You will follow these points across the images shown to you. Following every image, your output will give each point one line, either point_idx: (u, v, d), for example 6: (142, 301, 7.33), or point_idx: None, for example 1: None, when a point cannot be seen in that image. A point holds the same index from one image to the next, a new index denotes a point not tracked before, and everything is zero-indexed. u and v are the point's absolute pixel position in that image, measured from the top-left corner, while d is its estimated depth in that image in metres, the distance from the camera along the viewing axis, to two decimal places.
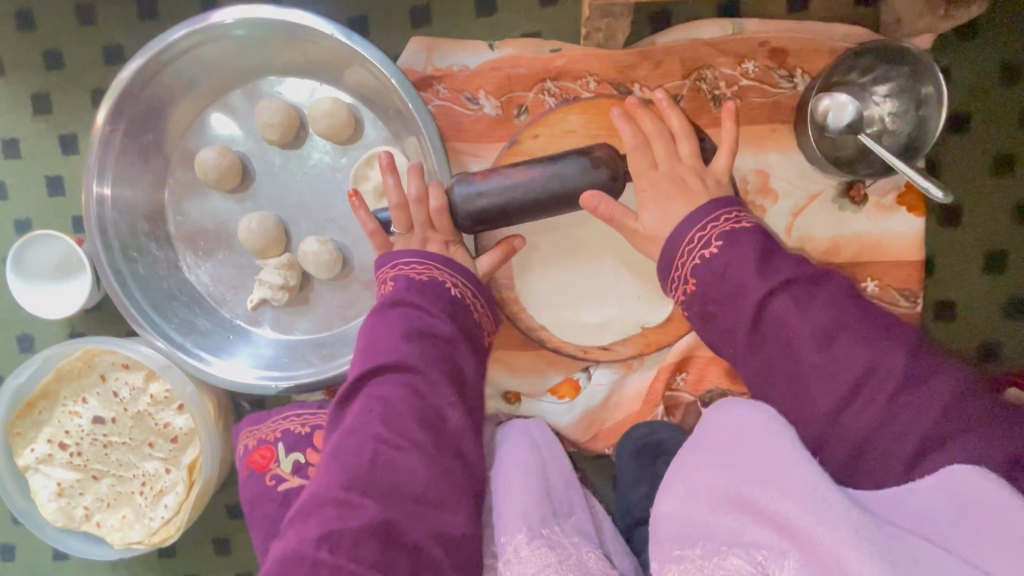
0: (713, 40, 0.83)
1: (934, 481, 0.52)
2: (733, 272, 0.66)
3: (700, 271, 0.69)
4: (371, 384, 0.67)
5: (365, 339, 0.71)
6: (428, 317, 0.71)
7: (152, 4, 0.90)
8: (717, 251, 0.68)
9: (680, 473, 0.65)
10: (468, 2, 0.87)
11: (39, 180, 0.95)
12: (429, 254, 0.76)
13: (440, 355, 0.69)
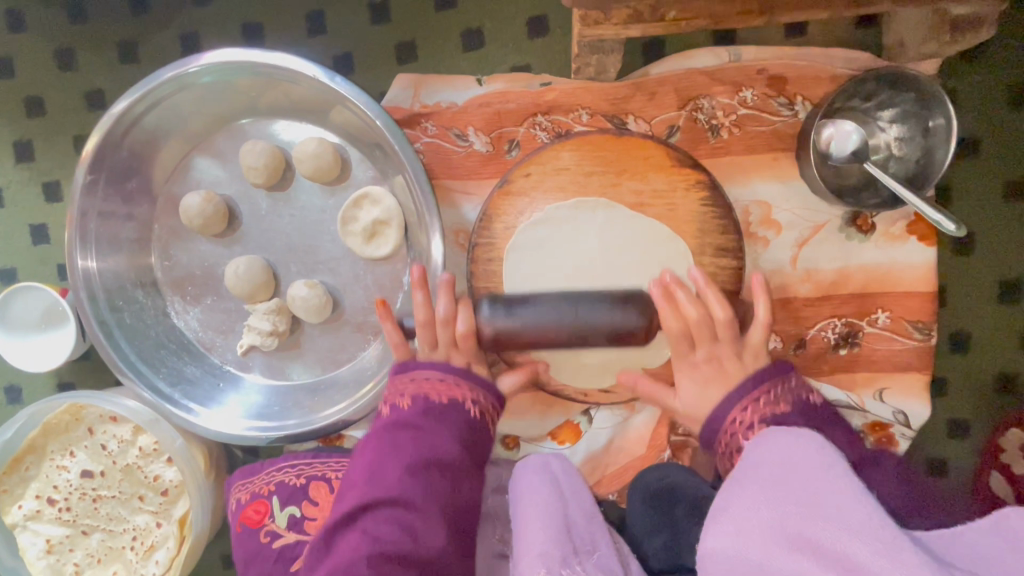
0: (708, 69, 0.80)
1: (1019, 524, 0.46)
2: (763, 405, 0.63)
3: (729, 406, 0.65)
4: (365, 517, 0.59)
5: (373, 454, 0.64)
6: (436, 445, 0.64)
7: (133, 47, 0.88)
8: (743, 385, 0.65)
9: (722, 508, 0.53)
10: (454, 37, 0.85)
11: (23, 229, 0.93)
12: (451, 367, 0.69)
13: (448, 488, 0.62)
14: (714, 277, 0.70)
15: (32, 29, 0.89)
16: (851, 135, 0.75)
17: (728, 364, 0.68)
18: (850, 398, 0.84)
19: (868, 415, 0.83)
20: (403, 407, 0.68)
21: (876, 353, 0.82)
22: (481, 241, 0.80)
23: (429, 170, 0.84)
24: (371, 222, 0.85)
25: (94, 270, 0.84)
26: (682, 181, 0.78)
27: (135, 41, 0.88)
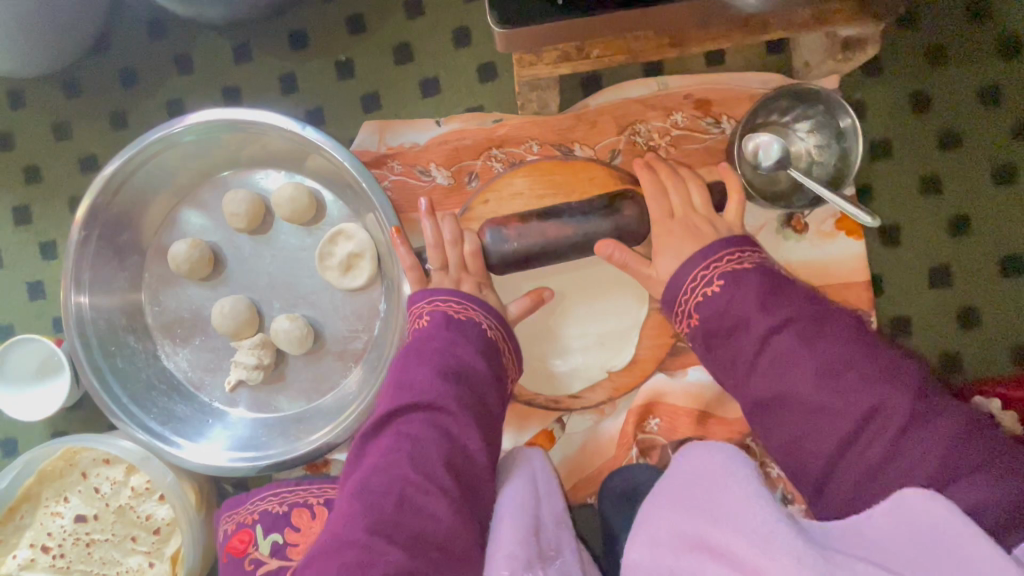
0: (641, 98, 0.89)
1: (889, 508, 0.52)
2: (713, 323, 0.67)
3: (703, 308, 0.69)
4: (398, 420, 0.65)
5: (400, 363, 0.71)
6: (462, 355, 0.70)
7: (124, 114, 0.97)
8: (721, 288, 0.68)
9: (645, 522, 0.65)
10: (414, 86, 0.94)
11: (22, 287, 0.99)
12: (462, 295, 0.78)
13: (474, 404, 0.67)
14: (701, 238, 0.75)
15: (30, 105, 0.98)
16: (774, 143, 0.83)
17: (710, 275, 0.70)
18: None
19: None
20: (426, 329, 0.74)
21: None
22: None
23: (398, 205, 0.92)
24: (346, 255, 0.92)
25: (86, 306, 0.90)
26: (626, 197, 0.86)
27: (125, 109, 0.97)
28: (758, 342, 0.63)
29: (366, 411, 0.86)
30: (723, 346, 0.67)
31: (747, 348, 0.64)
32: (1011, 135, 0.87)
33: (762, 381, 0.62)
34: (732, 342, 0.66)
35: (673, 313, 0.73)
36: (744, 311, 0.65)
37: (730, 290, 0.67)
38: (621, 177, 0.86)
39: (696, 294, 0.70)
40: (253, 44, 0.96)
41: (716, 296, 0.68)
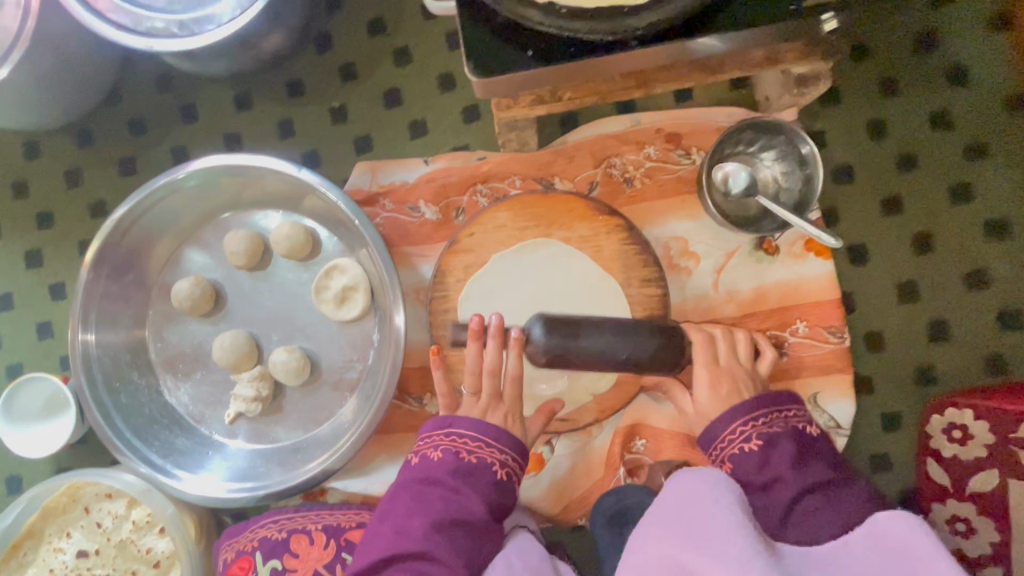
0: (615, 133, 0.95)
1: (866, 533, 0.65)
2: (744, 469, 0.74)
3: (735, 461, 0.76)
4: (390, 568, 0.70)
5: (406, 504, 0.74)
6: (462, 503, 0.73)
7: (131, 162, 1.03)
8: (756, 448, 0.74)
9: (641, 536, 0.69)
10: (403, 128, 1.01)
11: (31, 327, 1.03)
12: (481, 428, 0.79)
13: (468, 546, 0.72)
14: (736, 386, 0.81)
15: (43, 156, 1.04)
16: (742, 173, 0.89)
17: (756, 428, 0.76)
18: None
19: None
20: (438, 462, 0.77)
21: (800, 359, 0.92)
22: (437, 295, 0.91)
23: (389, 239, 0.97)
24: (341, 288, 0.97)
25: (93, 343, 0.93)
26: (603, 225, 0.91)
27: (133, 157, 1.03)
28: (775, 477, 0.72)
29: (361, 438, 0.89)
30: (755, 493, 0.73)
31: (761, 481, 0.73)
32: (965, 157, 0.93)
33: (769, 506, 0.71)
34: (750, 469, 0.74)
35: (707, 448, 0.79)
36: (768, 443, 0.75)
37: (756, 429, 0.76)
38: (598, 208, 0.91)
39: (733, 419, 0.77)
40: (252, 94, 1.02)
41: (742, 458, 0.75)
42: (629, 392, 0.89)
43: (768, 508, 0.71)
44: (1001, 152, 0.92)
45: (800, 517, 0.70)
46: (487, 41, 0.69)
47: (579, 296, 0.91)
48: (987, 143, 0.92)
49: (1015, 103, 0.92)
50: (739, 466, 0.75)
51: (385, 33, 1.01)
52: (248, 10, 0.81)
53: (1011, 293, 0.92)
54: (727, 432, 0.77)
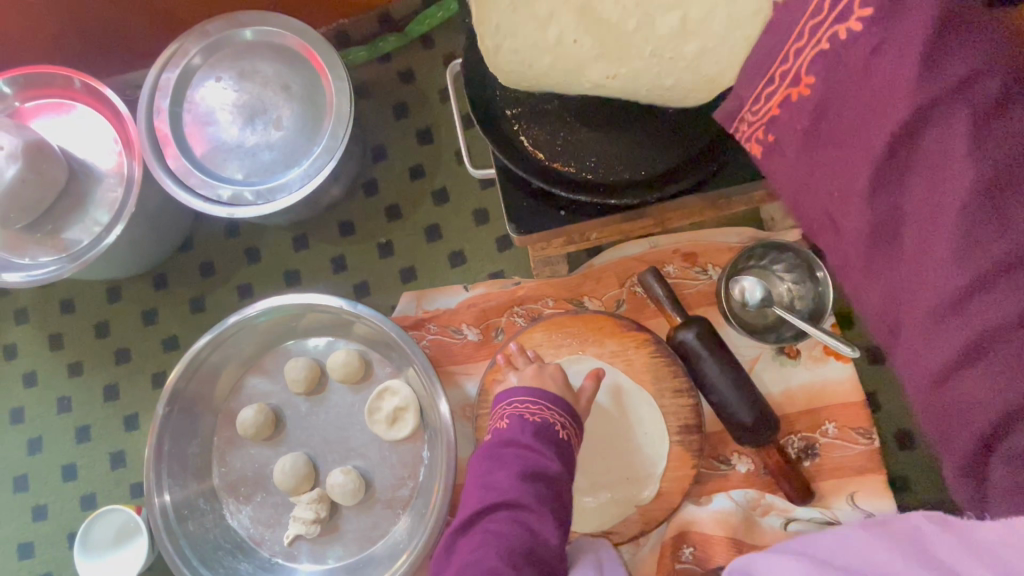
0: (636, 255, 1.05)
1: None
2: (834, 99, 0.41)
3: (819, 69, 0.42)
4: (485, 518, 0.75)
5: (484, 466, 0.81)
6: (538, 458, 0.79)
7: (202, 299, 1.15)
8: (852, 37, 0.39)
9: None
10: (443, 258, 1.12)
11: (105, 457, 1.11)
12: (540, 394, 0.87)
13: (550, 493, 0.77)
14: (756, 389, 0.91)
15: (123, 298, 1.17)
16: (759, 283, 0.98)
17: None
18: (825, 513, 0.93)
19: (845, 524, 0.93)
20: (507, 427, 0.84)
21: (833, 460, 0.96)
22: (482, 413, 0.98)
23: (435, 360, 1.06)
24: (393, 409, 1.04)
25: (169, 504, 0.99)
26: (633, 341, 0.98)
27: (202, 295, 1.15)
28: (989, 302, 0.35)
29: (417, 559, 0.93)
30: (881, 258, 0.41)
31: (944, 236, 0.37)
32: None
33: (903, 269, 0.39)
34: (945, 245, 0.36)
35: (733, 126, 0.50)
36: (968, 129, 0.36)
37: (936, 126, 0.37)
38: (626, 324, 0.99)
39: (889, 50, 0.38)
40: (309, 235, 1.15)
41: (874, 30, 0.38)
42: (671, 501, 0.92)
43: (903, 278, 0.39)
44: None
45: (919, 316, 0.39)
46: (526, 204, 0.81)
47: (613, 407, 0.97)
48: None
49: None
50: (864, 183, 0.40)
51: (425, 177, 1.15)
52: (316, 178, 0.94)
53: None
54: (835, 132, 0.42)
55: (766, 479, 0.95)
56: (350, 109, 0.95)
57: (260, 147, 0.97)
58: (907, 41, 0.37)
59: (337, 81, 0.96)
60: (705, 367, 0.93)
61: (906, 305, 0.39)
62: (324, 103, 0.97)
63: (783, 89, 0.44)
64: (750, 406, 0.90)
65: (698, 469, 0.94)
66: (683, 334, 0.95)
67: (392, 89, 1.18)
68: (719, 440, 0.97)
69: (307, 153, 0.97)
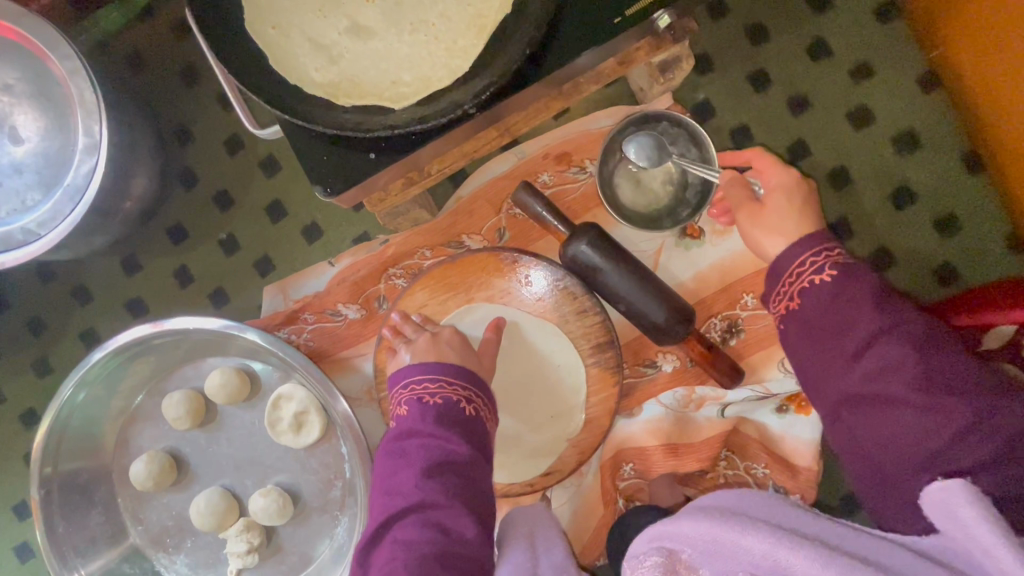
0: (504, 172, 0.92)
1: (939, 498, 0.53)
2: (817, 318, 0.62)
3: (806, 296, 0.62)
4: (392, 528, 0.66)
5: (387, 467, 0.72)
6: (443, 447, 0.71)
7: (45, 360, 0.99)
8: (833, 280, 0.61)
9: (682, 537, 0.61)
10: (297, 237, 0.97)
11: (9, 553, 1.00)
12: (439, 370, 0.77)
13: (462, 482, 0.69)
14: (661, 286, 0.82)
15: None
16: (648, 143, 0.82)
17: (810, 257, 0.63)
18: (756, 389, 0.88)
19: (779, 394, 0.88)
20: (407, 417, 0.75)
21: (758, 333, 0.89)
22: (384, 394, 0.89)
23: (322, 350, 0.94)
24: (293, 416, 0.94)
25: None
26: (522, 272, 0.88)
27: (45, 356, 0.99)
28: (897, 399, 0.57)
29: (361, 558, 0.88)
30: (856, 398, 0.60)
31: (905, 408, 0.57)
32: (853, 79, 1.00)
33: (875, 428, 0.59)
34: (878, 374, 0.58)
35: (770, 291, 0.66)
36: (891, 342, 0.58)
37: (898, 342, 0.58)
38: (509, 256, 0.87)
39: (856, 284, 0.60)
40: (138, 253, 0.98)
41: (841, 278, 0.61)
42: (603, 425, 0.86)
43: (880, 432, 0.58)
44: (885, 67, 1.00)
45: (867, 416, 0.59)
46: (325, 157, 0.64)
47: (519, 346, 0.89)
48: (869, 61, 1.00)
49: (885, 12, 1.00)
50: (846, 372, 0.60)
51: (246, 148, 0.96)
52: (86, 191, 0.75)
53: (939, 203, 1.00)
54: (814, 340, 0.62)
55: (695, 372, 0.89)
56: (94, 94, 0.74)
57: (7, 170, 0.77)
58: (866, 290, 0.60)
59: (65, 61, 0.74)
60: (606, 279, 0.82)
61: (882, 454, 0.59)
62: (64, 96, 0.77)
63: (779, 297, 0.64)
64: (662, 304, 0.81)
65: (622, 384, 0.88)
66: (570, 247, 0.82)
67: (169, 50, 0.96)
68: (639, 347, 0.90)
69: (68, 162, 0.77)
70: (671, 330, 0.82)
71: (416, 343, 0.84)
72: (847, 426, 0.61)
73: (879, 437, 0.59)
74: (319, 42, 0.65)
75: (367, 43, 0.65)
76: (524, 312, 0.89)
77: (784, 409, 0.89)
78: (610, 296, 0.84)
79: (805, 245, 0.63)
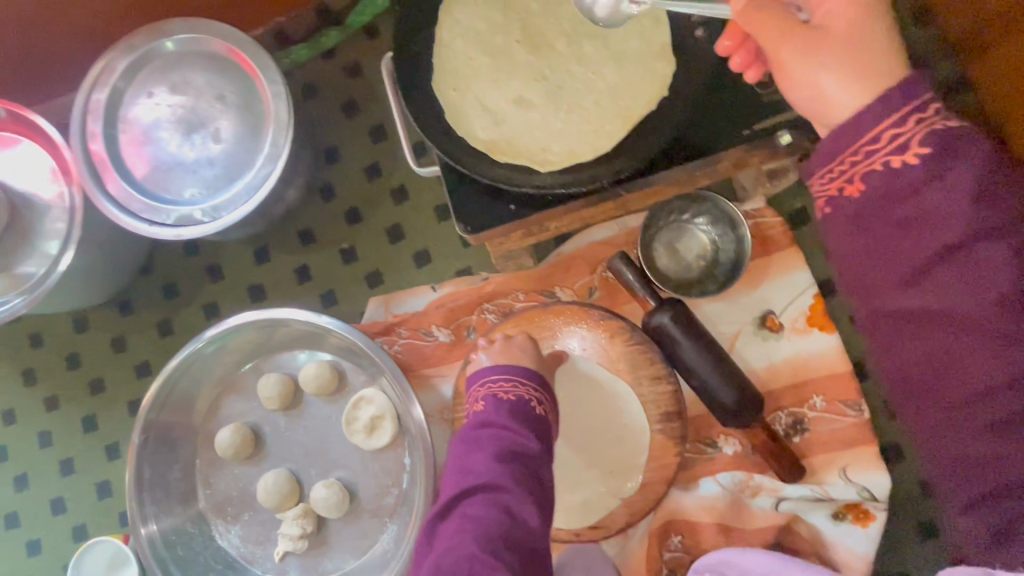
0: (605, 238, 1.00)
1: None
2: (883, 216, 0.46)
3: (876, 181, 0.46)
4: (463, 503, 0.71)
5: (462, 449, 0.77)
6: (515, 438, 0.76)
7: (169, 322, 1.13)
8: (919, 167, 0.44)
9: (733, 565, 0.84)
10: (408, 259, 1.09)
11: (91, 488, 1.11)
12: (514, 373, 0.84)
13: (528, 474, 0.74)
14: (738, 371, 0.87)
15: (91, 327, 1.14)
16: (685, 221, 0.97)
17: (899, 129, 0.45)
18: (815, 490, 0.91)
19: (838, 499, 0.90)
20: (482, 410, 0.81)
21: (822, 435, 0.92)
22: (458, 415, 0.96)
23: (408, 365, 1.03)
24: (370, 419, 1.02)
25: (155, 533, 0.99)
26: (607, 330, 0.94)
27: (169, 319, 1.13)
28: (971, 348, 0.45)
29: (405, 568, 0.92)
30: (906, 334, 0.48)
31: (973, 344, 0.45)
32: None
33: (922, 350, 0.47)
34: (951, 302, 0.45)
35: (818, 165, 0.48)
36: (979, 249, 0.44)
37: (990, 254, 0.44)
38: (597, 313, 0.95)
39: (954, 177, 0.44)
40: (270, 246, 1.12)
41: (933, 169, 0.44)
42: (658, 491, 0.90)
43: (927, 358, 0.47)
44: None
45: (920, 351, 0.47)
46: (472, 199, 0.75)
47: (592, 398, 0.95)
48: None
49: None
50: (897, 288, 0.47)
51: (381, 176, 1.10)
52: (260, 189, 0.90)
53: None
54: (870, 234, 0.47)
55: (755, 459, 0.92)
56: (288, 112, 0.90)
57: (202, 161, 0.93)
58: (962, 176, 0.44)
59: (272, 85, 0.90)
60: (685, 353, 0.88)
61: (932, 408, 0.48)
62: (263, 111, 0.93)
63: (832, 177, 0.48)
64: (731, 386, 0.86)
65: (683, 456, 0.91)
66: (651, 315, 0.90)
67: (339, 84, 1.12)
68: (703, 424, 0.94)
69: (251, 164, 0.93)
70: (740, 414, 0.86)
71: (492, 348, 0.91)
72: (894, 354, 0.49)
73: (932, 382, 0.48)
74: (488, 107, 0.77)
75: (527, 113, 0.76)
76: (601, 368, 0.95)
77: (841, 516, 0.90)
78: (688, 372, 0.89)
79: (891, 113, 0.45)
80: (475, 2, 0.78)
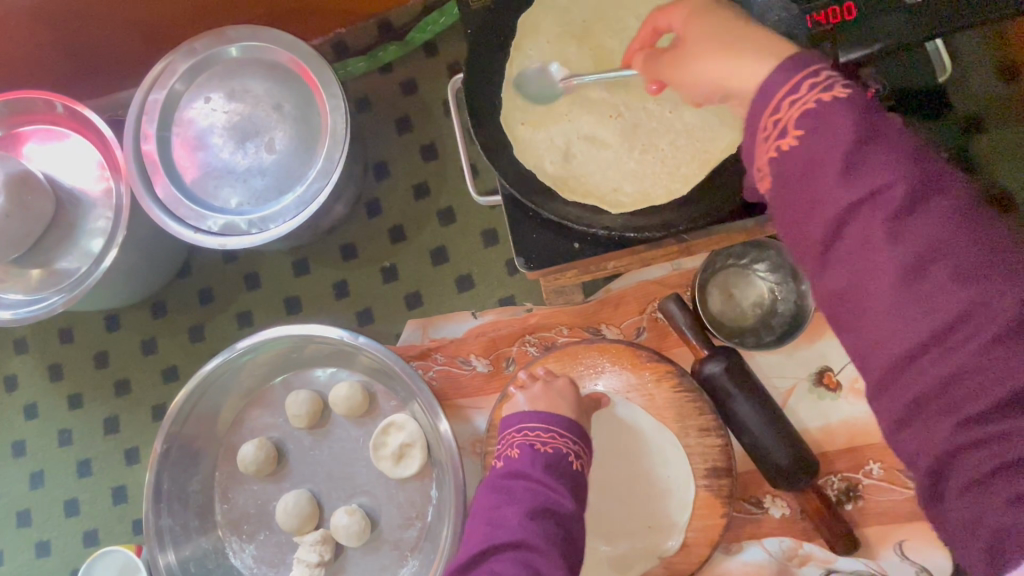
0: (658, 278, 0.96)
1: None
2: (787, 201, 0.47)
3: (776, 171, 0.47)
4: (491, 558, 0.67)
5: (492, 499, 0.73)
6: (551, 495, 0.72)
7: (201, 328, 1.11)
8: (795, 150, 0.45)
9: None
10: (450, 283, 1.06)
11: (107, 491, 1.08)
12: (553, 421, 0.79)
13: (563, 535, 0.69)
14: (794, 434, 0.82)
15: (121, 326, 1.12)
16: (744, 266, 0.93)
17: (797, 97, 0.45)
18: (869, 564, 0.86)
19: None
20: (516, 458, 0.77)
21: (879, 505, 0.87)
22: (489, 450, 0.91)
23: (442, 392, 0.99)
24: (398, 445, 0.98)
25: (171, 556, 0.96)
26: (656, 374, 0.90)
27: (201, 324, 1.11)
28: (885, 320, 0.42)
29: None
30: (835, 316, 0.46)
31: (884, 312, 0.42)
32: None
33: (847, 329, 0.45)
34: (856, 276, 0.43)
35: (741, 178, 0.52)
36: (865, 220, 0.42)
37: (880, 214, 0.42)
38: (646, 355, 0.90)
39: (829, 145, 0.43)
40: (309, 258, 1.10)
41: (819, 137, 0.44)
42: (700, 552, 0.85)
43: (852, 338, 0.45)
44: None
45: (846, 328, 0.46)
46: (534, 235, 0.72)
47: (634, 444, 0.90)
48: None
49: None
50: (813, 269, 0.47)
51: (429, 195, 1.08)
52: (310, 205, 0.87)
53: None
54: (787, 221, 0.48)
55: (805, 525, 0.87)
56: (345, 129, 0.88)
57: (253, 171, 0.91)
58: (842, 137, 0.43)
59: (331, 98, 0.89)
60: (737, 407, 0.83)
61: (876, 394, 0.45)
62: (320, 125, 0.91)
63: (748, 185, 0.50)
64: (786, 447, 0.81)
65: (729, 516, 0.86)
66: (702, 362, 0.85)
67: (392, 100, 1.11)
68: (752, 483, 0.89)
69: (303, 178, 0.90)
70: (794, 480, 0.81)
71: (531, 390, 0.86)
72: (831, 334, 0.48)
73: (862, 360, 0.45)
74: (558, 141, 0.74)
75: (598, 151, 0.73)
76: (645, 414, 0.90)
77: None
78: (739, 428, 0.84)
79: (772, 106, 0.46)
80: (550, 32, 0.76)
